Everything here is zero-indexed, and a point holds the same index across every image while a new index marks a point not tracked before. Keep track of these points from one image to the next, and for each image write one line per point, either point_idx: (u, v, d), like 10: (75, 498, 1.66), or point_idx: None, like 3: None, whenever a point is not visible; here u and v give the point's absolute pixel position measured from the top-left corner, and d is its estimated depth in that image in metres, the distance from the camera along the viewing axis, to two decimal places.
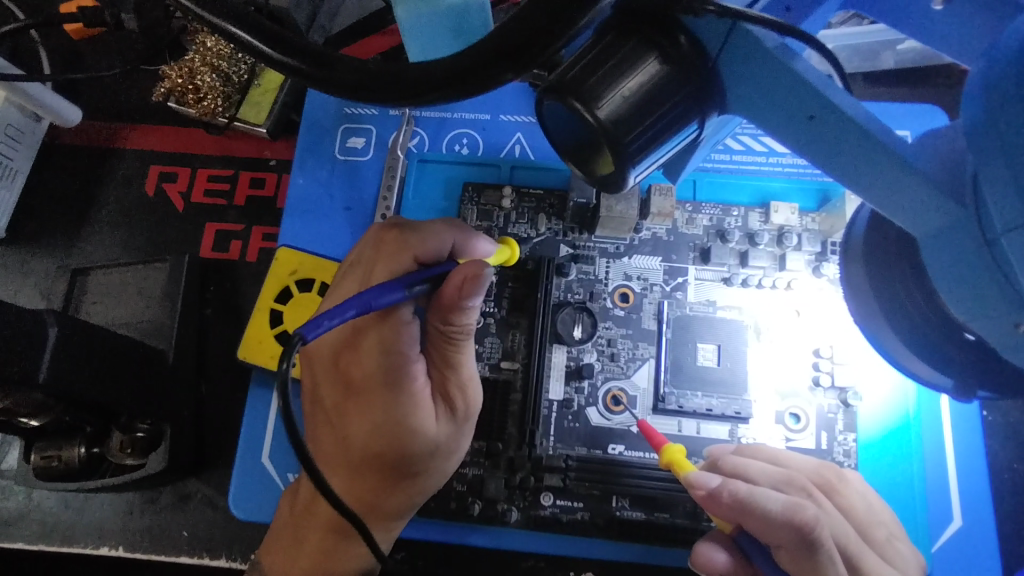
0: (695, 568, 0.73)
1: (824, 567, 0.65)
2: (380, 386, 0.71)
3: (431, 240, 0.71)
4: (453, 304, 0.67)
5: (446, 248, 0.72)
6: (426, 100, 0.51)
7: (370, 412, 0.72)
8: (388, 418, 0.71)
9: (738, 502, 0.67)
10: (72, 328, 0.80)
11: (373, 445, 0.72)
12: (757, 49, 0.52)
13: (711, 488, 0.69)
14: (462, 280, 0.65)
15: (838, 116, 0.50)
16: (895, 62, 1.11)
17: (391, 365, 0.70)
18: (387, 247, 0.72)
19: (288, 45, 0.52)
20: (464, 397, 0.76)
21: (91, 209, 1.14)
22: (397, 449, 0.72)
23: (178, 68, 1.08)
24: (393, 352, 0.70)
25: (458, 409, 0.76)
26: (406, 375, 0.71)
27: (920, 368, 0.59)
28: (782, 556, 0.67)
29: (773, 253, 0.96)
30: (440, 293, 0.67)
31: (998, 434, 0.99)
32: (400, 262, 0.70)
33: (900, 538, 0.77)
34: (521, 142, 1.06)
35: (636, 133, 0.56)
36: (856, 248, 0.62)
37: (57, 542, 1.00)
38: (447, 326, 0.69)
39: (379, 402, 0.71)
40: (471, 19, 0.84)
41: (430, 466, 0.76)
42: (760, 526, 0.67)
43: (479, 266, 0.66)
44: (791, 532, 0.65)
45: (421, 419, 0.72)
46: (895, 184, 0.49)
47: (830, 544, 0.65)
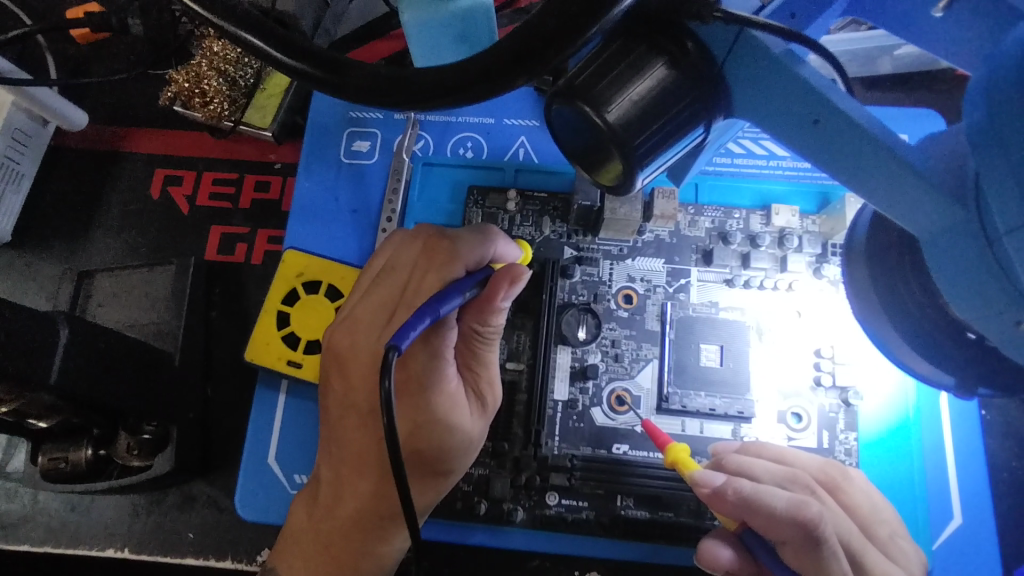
0: (701, 565, 0.74)
1: (830, 563, 0.66)
2: (418, 386, 0.72)
3: (475, 250, 0.73)
4: (492, 307, 0.70)
5: (488, 256, 0.74)
6: (438, 104, 0.52)
7: (409, 412, 0.72)
8: (426, 417, 0.73)
9: (742, 500, 0.68)
10: (81, 330, 0.80)
11: (410, 443, 0.73)
12: (762, 55, 0.53)
13: (715, 487, 0.70)
14: (506, 284, 0.69)
15: (843, 120, 0.51)
16: (892, 68, 1.13)
17: (431, 365, 0.72)
18: (435, 256, 0.73)
19: (303, 52, 0.53)
20: (492, 392, 0.79)
21: (97, 212, 1.14)
22: (433, 447, 0.74)
23: (184, 72, 1.09)
24: (435, 353, 0.71)
25: (488, 404, 0.79)
26: (444, 376, 0.73)
27: (922, 366, 0.60)
28: (788, 553, 0.68)
29: (774, 255, 0.97)
30: (484, 297, 0.69)
31: (996, 433, 1.00)
32: (451, 273, 0.72)
33: (903, 537, 0.78)
34: (525, 146, 1.07)
35: (644, 136, 0.57)
36: (858, 250, 0.63)
37: (63, 543, 1.00)
38: (483, 326, 0.73)
39: (416, 401, 0.72)
40: (476, 25, 0.85)
41: (460, 463, 0.78)
42: (765, 523, 0.68)
43: (518, 270, 0.69)
44: (797, 529, 0.66)
45: (456, 416, 0.74)
46: (899, 186, 0.50)
47: (834, 541, 0.66)
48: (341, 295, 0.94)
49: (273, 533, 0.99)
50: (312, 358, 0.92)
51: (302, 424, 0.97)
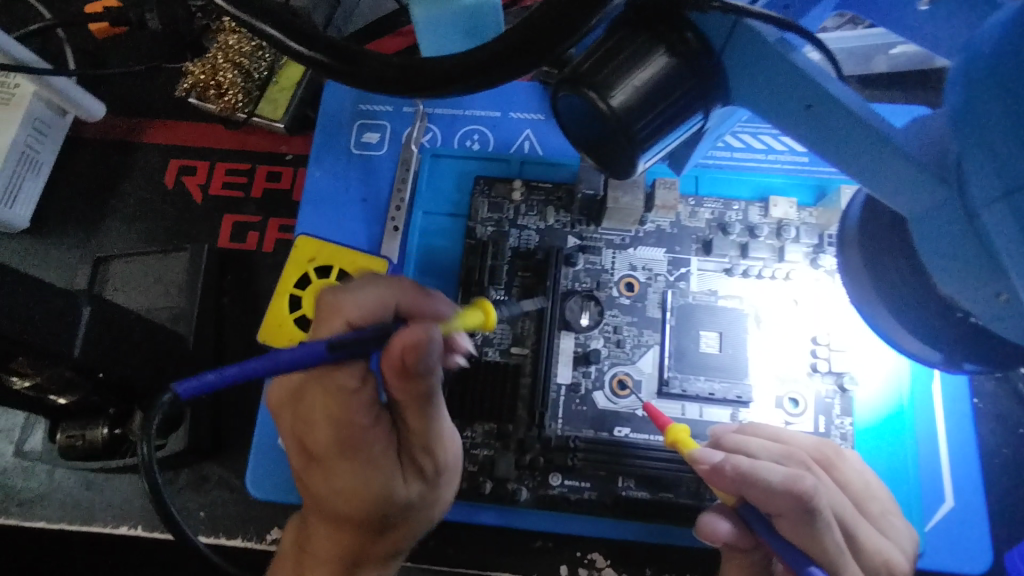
0: (702, 539, 0.75)
1: (822, 533, 0.69)
2: (335, 453, 0.70)
3: (367, 305, 0.69)
4: (403, 371, 0.65)
5: (388, 311, 0.69)
6: (454, 86, 0.54)
7: (332, 475, 0.70)
8: (354, 483, 0.70)
9: (740, 475, 0.71)
10: (101, 308, 0.83)
11: (352, 502, 0.70)
12: (759, 43, 0.56)
13: (714, 462, 0.72)
14: (405, 348, 0.64)
15: (833, 104, 0.54)
16: (888, 67, 1.16)
17: (345, 436, 0.69)
18: (331, 310, 0.70)
19: (316, 41, 0.56)
20: (433, 458, 0.74)
21: (113, 200, 1.17)
22: (364, 509, 0.71)
23: (200, 65, 1.14)
24: (342, 425, 0.69)
25: (428, 468, 0.74)
26: (385, 429, 0.70)
27: (911, 343, 0.63)
28: (783, 525, 0.71)
29: (773, 246, 1.00)
30: (391, 360, 0.65)
31: (988, 420, 1.02)
32: (333, 328, 0.69)
33: (897, 514, 0.80)
34: (530, 138, 1.10)
35: (646, 120, 0.60)
36: (851, 235, 0.66)
37: (78, 521, 1.03)
38: (411, 395, 0.68)
39: (359, 460, 0.70)
40: (484, 22, 0.88)
41: (404, 523, 0.74)
42: (761, 495, 0.70)
43: (427, 330, 0.64)
44: (792, 502, 0.69)
45: (383, 481, 0.70)
46: (888, 167, 0.53)
47: (827, 512, 0.69)
48: (351, 280, 0.97)
49: (283, 512, 1.02)
50: None
51: None
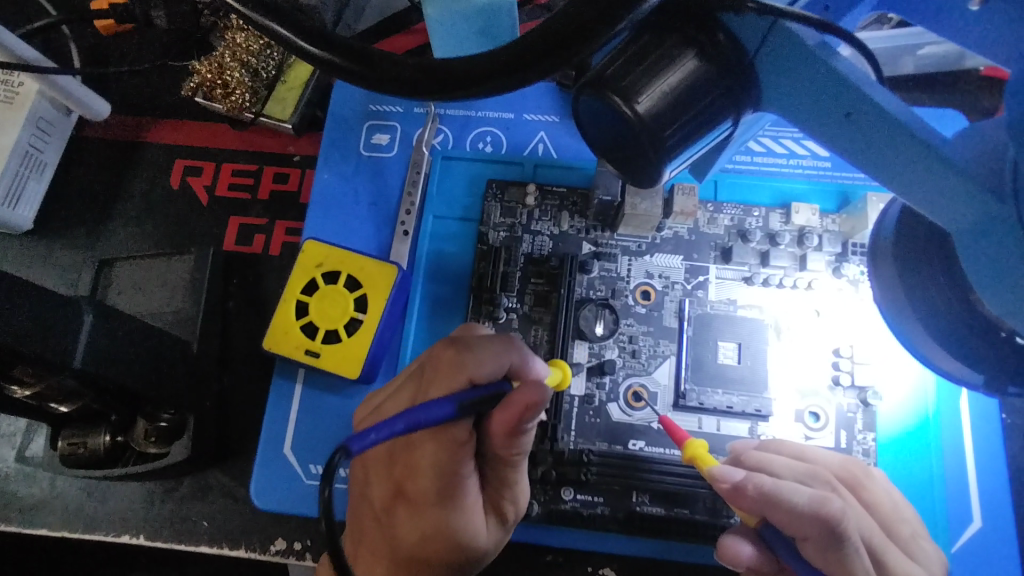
0: (722, 562, 0.73)
1: (849, 560, 0.66)
2: (430, 501, 0.73)
3: (488, 362, 0.70)
4: (511, 429, 0.68)
5: (503, 369, 0.71)
6: (474, 91, 0.51)
7: (419, 521, 0.73)
8: (441, 530, 0.73)
9: (763, 496, 0.68)
10: (104, 315, 0.81)
11: (422, 549, 0.74)
12: (796, 45, 0.53)
13: (735, 481, 0.69)
14: (521, 409, 0.66)
15: (875, 112, 0.51)
16: (915, 68, 1.12)
17: (447, 486, 0.72)
18: (446, 366, 0.71)
19: (328, 40, 0.53)
20: (515, 508, 0.79)
21: (117, 200, 1.15)
22: (446, 556, 0.74)
23: (207, 63, 1.10)
24: (446, 474, 0.72)
25: (507, 518, 0.79)
26: (461, 491, 0.73)
27: (949, 363, 0.60)
28: (809, 550, 0.68)
29: (794, 254, 0.97)
30: (502, 419, 0.67)
31: (1015, 437, 0.99)
32: (455, 383, 0.70)
33: (925, 536, 0.77)
34: (544, 141, 1.08)
35: (673, 127, 0.57)
36: (884, 247, 0.63)
37: (79, 529, 1.01)
38: (509, 450, 0.71)
39: (433, 509, 0.73)
40: (499, 20, 0.85)
41: (475, 570, 0.78)
42: (786, 518, 0.67)
43: (542, 389, 0.66)
44: (818, 527, 0.66)
45: (471, 530, 0.74)
46: (934, 179, 0.50)
47: (856, 538, 0.66)
48: (360, 286, 0.94)
49: (287, 522, 1.00)
50: (330, 348, 0.93)
51: (318, 415, 0.97)
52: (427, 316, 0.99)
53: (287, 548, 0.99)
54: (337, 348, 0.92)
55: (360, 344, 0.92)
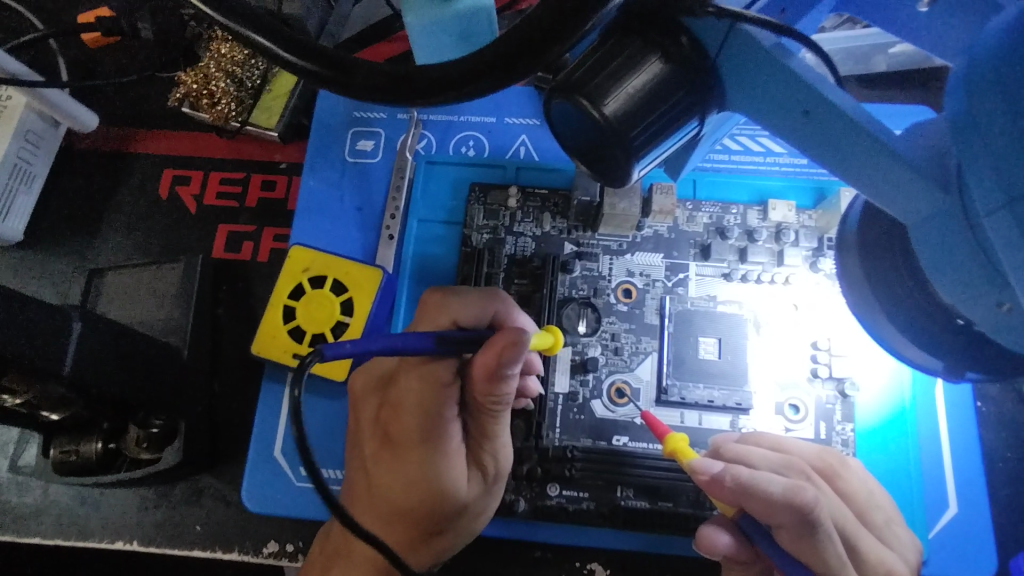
0: (700, 551, 0.74)
1: (822, 547, 0.68)
2: (414, 444, 0.75)
3: (472, 307, 0.75)
4: (492, 372, 0.70)
5: (487, 317, 0.75)
6: (448, 98, 0.53)
7: (403, 467, 0.74)
8: (421, 475, 0.74)
9: (740, 485, 0.69)
10: (93, 323, 0.82)
11: (401, 499, 0.74)
12: (754, 48, 0.55)
13: (713, 472, 0.71)
14: (500, 350, 0.69)
15: (830, 110, 0.53)
16: (887, 66, 1.15)
17: (428, 426, 0.74)
18: (434, 311, 0.77)
19: (307, 49, 0.55)
20: (495, 460, 0.79)
21: (107, 211, 1.17)
22: (427, 506, 0.74)
23: (193, 74, 1.12)
24: (431, 414, 0.74)
25: (489, 471, 0.79)
26: (442, 434, 0.74)
27: (913, 352, 0.62)
28: (787, 539, 0.69)
29: (772, 250, 0.99)
30: (483, 360, 0.70)
31: (993, 425, 1.00)
32: (439, 323, 0.75)
33: (899, 521, 0.80)
34: (526, 144, 1.10)
35: (641, 128, 0.58)
36: (850, 241, 0.65)
37: (73, 536, 1.02)
38: (486, 398, 0.73)
39: (414, 455, 0.74)
40: (480, 23, 0.86)
41: (456, 525, 0.78)
42: (761, 507, 0.69)
43: (518, 332, 0.69)
44: (794, 515, 0.68)
45: (453, 477, 0.75)
46: (886, 175, 0.52)
47: (828, 524, 0.69)
48: (346, 290, 0.96)
49: (280, 524, 1.01)
50: (318, 351, 0.94)
51: (308, 418, 0.99)
52: (413, 318, 1.01)
53: (280, 550, 1.00)
54: (325, 352, 0.94)
55: (347, 347, 0.94)
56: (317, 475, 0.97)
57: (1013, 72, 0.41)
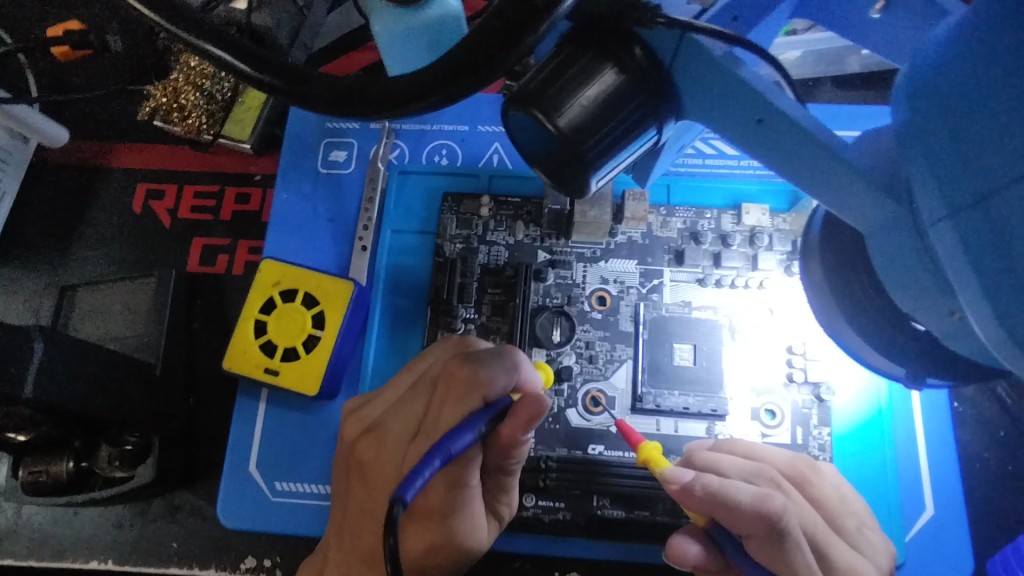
0: (671, 562, 0.74)
1: (791, 555, 0.68)
2: (439, 513, 0.73)
3: (499, 377, 0.69)
4: (513, 441, 0.69)
5: (513, 383, 0.70)
6: (407, 110, 0.53)
7: (428, 535, 0.73)
8: (446, 542, 0.74)
9: (710, 494, 0.68)
10: (58, 343, 0.82)
11: (424, 563, 0.74)
12: (706, 58, 0.55)
13: (683, 483, 0.69)
14: (524, 420, 0.68)
15: (782, 119, 0.53)
16: (861, 66, 1.14)
17: (454, 497, 0.72)
18: (457, 384, 0.69)
19: (262, 61, 0.54)
20: (509, 508, 0.83)
21: (79, 226, 1.16)
22: (448, 564, 0.75)
23: (162, 87, 1.12)
24: (456, 487, 0.71)
25: (502, 517, 0.83)
26: (467, 504, 0.73)
27: (875, 359, 0.62)
28: (757, 548, 0.69)
29: (745, 254, 0.98)
30: (509, 431, 0.68)
31: (970, 425, 1.00)
32: (469, 402, 0.68)
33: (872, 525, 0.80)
34: (499, 152, 1.09)
35: (595, 139, 0.58)
36: (813, 247, 0.65)
37: (48, 556, 1.01)
38: (506, 459, 0.73)
39: (440, 525, 0.73)
40: (446, 27, 0.84)
41: (468, 569, 0.80)
42: (730, 516, 0.68)
43: (540, 405, 0.68)
44: (765, 524, 0.67)
45: (476, 539, 0.75)
46: (840, 183, 0.52)
47: (797, 533, 0.68)
48: (317, 303, 0.95)
49: (257, 540, 1.00)
50: (290, 365, 0.94)
51: (282, 432, 0.98)
52: (387, 329, 1.00)
53: (257, 565, 1.00)
54: (296, 366, 0.93)
55: (318, 361, 0.93)
56: (292, 489, 0.96)
57: (952, 81, 0.40)
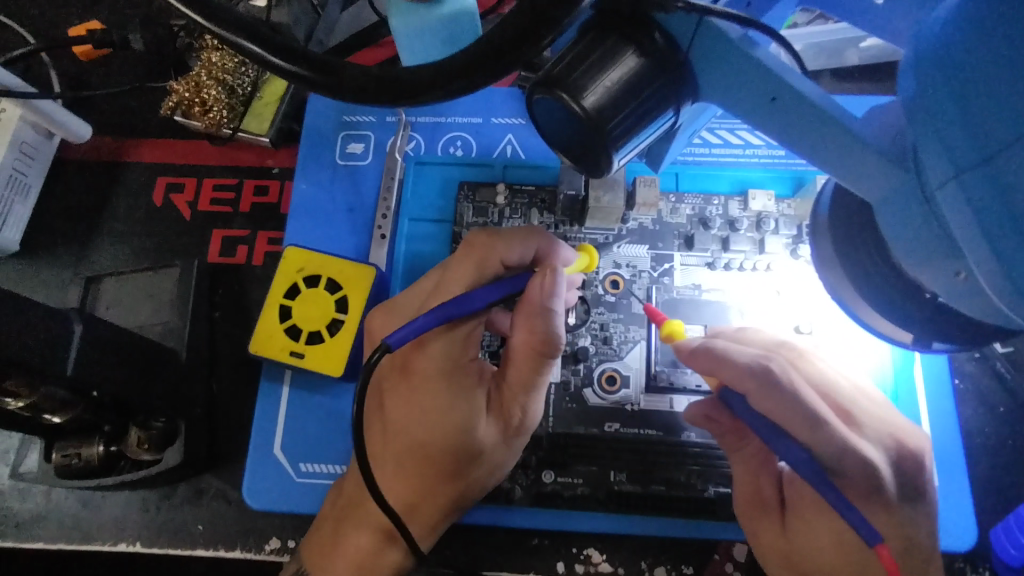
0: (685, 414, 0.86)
1: (825, 436, 0.70)
2: (436, 381, 0.81)
3: (515, 247, 0.80)
4: (530, 314, 0.77)
5: (531, 253, 0.81)
6: (445, 93, 0.56)
7: (421, 404, 0.81)
8: (442, 414, 0.81)
9: (713, 354, 0.76)
10: (93, 326, 0.84)
11: (418, 438, 0.82)
12: (723, 41, 0.58)
13: (691, 345, 0.79)
14: (539, 292, 0.76)
15: (796, 97, 0.57)
16: (859, 59, 1.19)
17: (449, 364, 0.81)
18: (478, 250, 0.79)
19: (301, 56, 0.57)
20: (523, 415, 0.85)
21: (102, 219, 1.18)
22: (444, 445, 0.82)
23: (184, 82, 1.14)
24: (455, 355, 0.81)
25: (516, 424, 0.86)
26: (461, 373, 0.82)
27: (884, 325, 0.65)
28: (794, 428, 0.71)
29: (753, 238, 1.02)
30: (527, 304, 0.77)
31: (969, 400, 1.04)
32: (488, 265, 0.79)
33: (910, 437, 0.78)
34: (512, 143, 1.12)
35: (618, 119, 0.61)
36: (823, 222, 0.68)
37: (76, 540, 1.03)
38: (524, 343, 0.79)
39: (434, 393, 0.81)
40: (462, 25, 0.89)
41: (473, 468, 0.85)
42: (734, 375, 0.74)
43: (552, 271, 0.77)
44: (802, 404, 0.71)
45: (471, 423, 0.82)
46: (852, 157, 0.55)
47: (792, 391, 0.72)
48: (339, 288, 0.98)
49: (282, 521, 1.03)
50: (315, 349, 0.96)
51: (305, 416, 1.01)
52: None
53: (282, 545, 1.02)
54: (321, 349, 0.96)
55: (343, 344, 0.96)
56: (317, 471, 0.99)
57: (952, 56, 0.44)
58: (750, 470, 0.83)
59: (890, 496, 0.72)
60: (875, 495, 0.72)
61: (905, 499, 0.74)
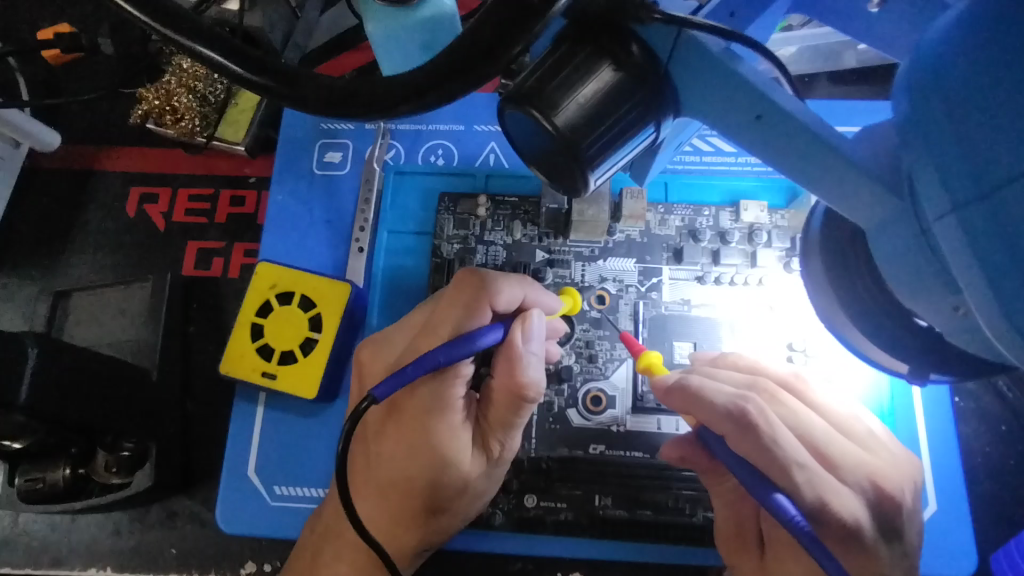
0: (664, 454, 0.82)
1: (802, 482, 0.68)
2: (420, 413, 0.79)
3: (505, 290, 0.76)
4: (509, 369, 0.74)
5: (518, 298, 0.78)
6: (408, 110, 0.51)
7: (406, 434, 0.80)
8: (424, 444, 0.79)
9: (690, 395, 0.74)
10: (51, 349, 0.81)
11: (401, 470, 0.80)
12: (702, 53, 0.54)
13: (667, 385, 0.77)
14: (515, 348, 0.74)
15: (780, 114, 0.53)
16: (858, 62, 1.14)
17: (435, 398, 0.78)
18: (465, 293, 0.76)
19: (259, 65, 0.53)
20: (502, 448, 0.82)
21: (72, 231, 1.15)
22: (424, 477, 0.80)
23: (154, 90, 1.10)
24: (439, 393, 0.78)
25: (494, 456, 0.82)
26: (449, 408, 0.78)
27: (879, 354, 0.61)
28: (773, 474, 0.69)
29: (745, 251, 0.98)
30: (505, 358, 0.75)
31: (969, 419, 1.00)
32: (474, 306, 0.75)
33: (888, 477, 0.75)
34: (495, 151, 1.08)
35: (593, 137, 0.57)
36: (814, 244, 0.64)
37: (45, 565, 1.00)
38: (503, 394, 0.76)
39: (420, 425, 0.79)
40: (440, 30, 0.84)
41: (454, 501, 0.82)
42: (710, 417, 0.73)
43: (530, 319, 0.75)
44: (780, 450, 0.69)
45: (453, 455, 0.79)
46: (842, 179, 0.51)
47: (778, 437, 0.69)
48: (314, 305, 0.94)
49: (257, 544, 1.00)
50: (287, 369, 0.93)
51: (279, 436, 0.97)
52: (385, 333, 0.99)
53: (258, 570, 0.99)
54: (295, 368, 0.93)
55: (317, 364, 0.93)
56: (292, 494, 0.95)
57: (951, 80, 0.40)
58: (728, 504, 0.81)
59: (868, 541, 0.70)
60: (852, 541, 0.70)
61: (884, 541, 0.71)
